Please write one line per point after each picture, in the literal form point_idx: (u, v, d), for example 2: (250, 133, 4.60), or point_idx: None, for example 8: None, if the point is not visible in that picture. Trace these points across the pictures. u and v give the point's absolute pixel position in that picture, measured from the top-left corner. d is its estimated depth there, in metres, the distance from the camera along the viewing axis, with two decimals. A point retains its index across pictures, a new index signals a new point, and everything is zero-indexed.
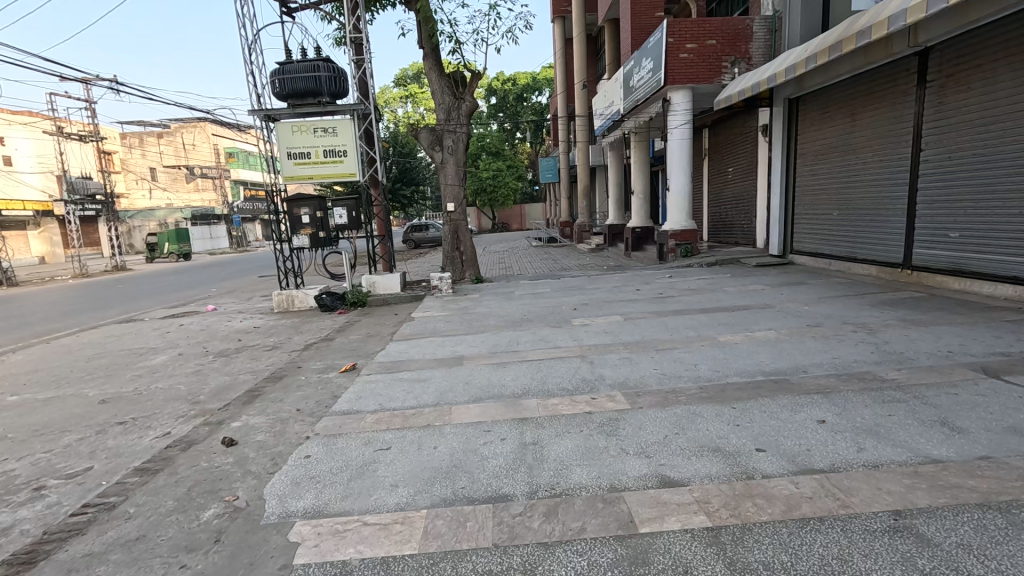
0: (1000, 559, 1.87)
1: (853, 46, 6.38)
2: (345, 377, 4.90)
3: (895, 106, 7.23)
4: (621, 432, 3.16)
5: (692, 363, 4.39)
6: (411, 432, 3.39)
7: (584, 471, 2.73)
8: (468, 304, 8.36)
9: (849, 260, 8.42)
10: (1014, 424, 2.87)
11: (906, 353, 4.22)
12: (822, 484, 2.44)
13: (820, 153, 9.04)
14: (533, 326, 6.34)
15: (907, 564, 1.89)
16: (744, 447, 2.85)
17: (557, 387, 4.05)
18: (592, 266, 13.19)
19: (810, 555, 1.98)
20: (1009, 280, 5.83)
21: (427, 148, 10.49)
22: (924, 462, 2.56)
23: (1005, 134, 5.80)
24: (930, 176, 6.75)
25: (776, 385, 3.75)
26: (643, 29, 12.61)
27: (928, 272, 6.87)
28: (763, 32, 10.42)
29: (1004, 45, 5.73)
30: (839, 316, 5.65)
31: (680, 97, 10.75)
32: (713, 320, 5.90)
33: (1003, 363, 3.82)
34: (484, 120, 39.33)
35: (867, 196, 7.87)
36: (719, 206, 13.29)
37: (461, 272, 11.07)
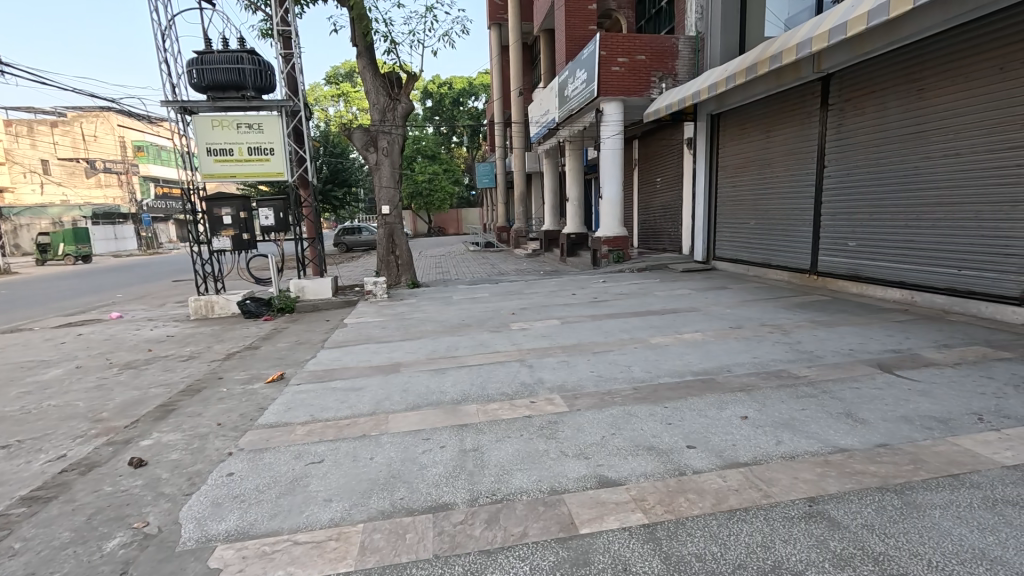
0: (898, 537, 2.07)
1: (766, 69, 6.90)
2: (273, 387, 4.63)
3: (803, 125, 7.94)
4: (561, 435, 3.21)
5: (626, 365, 4.54)
6: (346, 443, 3.25)
7: (525, 475, 2.74)
8: (404, 309, 8.17)
9: (764, 266, 9.10)
10: (906, 413, 3.21)
11: (816, 351, 4.61)
12: (746, 476, 2.60)
13: (738, 166, 9.72)
14: (471, 331, 6.31)
15: (822, 547, 2.04)
16: (675, 444, 2.99)
17: (496, 392, 4.05)
18: (528, 271, 13.44)
19: (737, 544, 2.09)
20: (896, 284, 6.53)
21: (360, 149, 10.20)
22: (833, 451, 2.79)
23: (892, 154, 6.49)
24: (832, 190, 7.45)
25: (703, 384, 3.96)
26: (577, 41, 12.99)
27: (831, 277, 7.56)
28: (687, 51, 11.06)
29: (893, 74, 6.42)
30: (757, 318, 6.09)
31: (612, 109, 11.18)
32: (645, 323, 6.16)
33: (895, 359, 4.27)
34: (420, 122, 38.83)
35: (779, 207, 8.56)
36: (648, 214, 13.92)
37: (397, 276, 10.78)
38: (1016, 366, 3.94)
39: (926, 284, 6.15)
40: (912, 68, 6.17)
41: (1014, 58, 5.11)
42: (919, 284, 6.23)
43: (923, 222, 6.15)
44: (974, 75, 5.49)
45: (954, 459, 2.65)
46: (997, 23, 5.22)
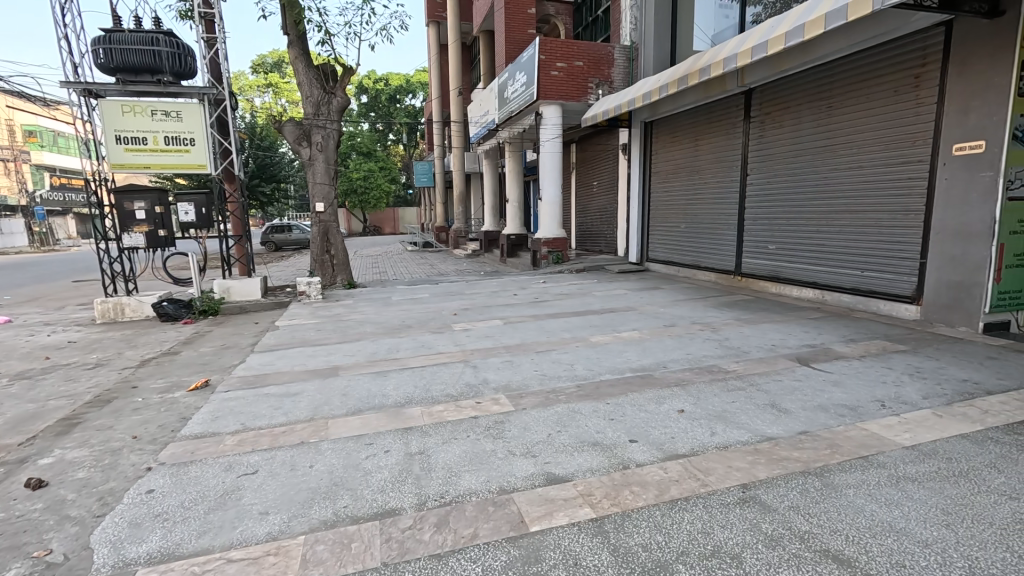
0: (820, 516, 2.25)
1: (696, 81, 7.27)
2: (197, 395, 4.29)
3: (729, 135, 8.46)
4: (508, 434, 3.21)
5: (569, 364, 4.63)
6: (282, 452, 3.07)
7: (474, 476, 2.71)
8: (341, 311, 7.88)
9: (694, 267, 9.60)
10: (822, 402, 3.50)
11: (742, 347, 4.94)
12: (686, 467, 2.72)
13: (669, 173, 10.20)
14: (412, 332, 6.17)
15: (755, 530, 2.18)
16: (619, 439, 3.07)
17: (441, 393, 3.99)
18: (470, 271, 13.44)
19: (680, 532, 2.18)
20: (810, 284, 7.12)
21: (292, 143, 9.74)
22: (761, 440, 2.99)
23: (807, 165, 7.04)
24: (755, 197, 7.98)
25: (643, 380, 4.11)
26: (516, 44, 13.12)
27: (753, 278, 8.12)
28: (622, 60, 11.50)
29: (807, 91, 6.98)
30: (689, 317, 6.42)
31: (551, 112, 11.38)
32: (585, 323, 6.32)
33: (810, 353, 4.66)
34: (354, 118, 37.75)
35: (707, 211, 9.08)
36: (585, 217, 14.29)
37: (332, 277, 10.31)
38: (910, 357, 4.42)
39: (835, 284, 6.75)
40: (823, 86, 6.75)
41: (906, 82, 5.72)
42: (829, 284, 6.83)
43: (832, 228, 6.74)
44: (873, 96, 6.09)
45: (863, 442, 2.92)
46: (892, 52, 5.83)
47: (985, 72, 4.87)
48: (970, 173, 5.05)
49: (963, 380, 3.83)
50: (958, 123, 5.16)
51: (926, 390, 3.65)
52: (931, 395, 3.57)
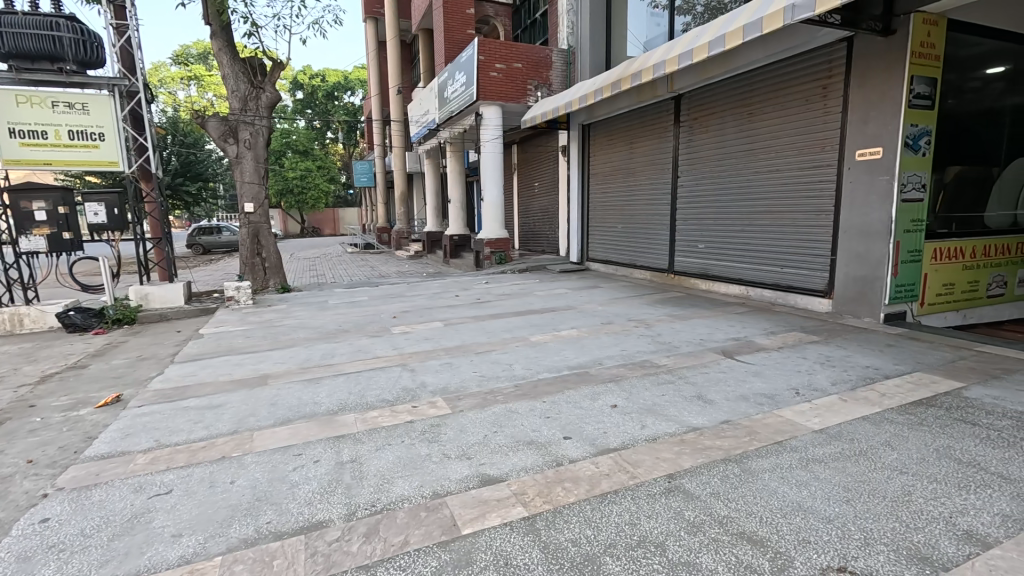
0: (737, 500, 2.38)
1: (628, 86, 7.51)
2: (106, 412, 3.95)
3: (661, 138, 8.81)
4: (443, 438, 3.18)
5: (508, 364, 4.65)
6: (201, 468, 2.89)
7: (407, 482, 2.66)
8: (273, 316, 7.53)
9: (631, 266, 9.92)
10: (744, 392, 3.71)
11: (673, 342, 5.15)
12: (616, 461, 2.80)
13: (607, 175, 10.48)
14: (349, 337, 5.99)
15: (679, 518, 2.27)
16: (554, 437, 3.12)
17: (377, 399, 3.89)
18: (412, 272, 13.24)
19: (609, 525, 2.24)
20: (736, 281, 7.54)
21: (217, 139, 9.21)
22: (687, 431, 3.13)
23: (732, 168, 7.44)
24: (685, 199, 8.35)
25: (579, 378, 4.20)
26: (456, 44, 13.04)
27: (685, 276, 8.50)
28: (560, 63, 11.72)
29: (729, 99, 7.39)
30: (626, 314, 6.63)
31: (491, 113, 11.40)
32: (526, 322, 6.37)
33: (735, 346, 4.92)
34: (290, 115, 36.28)
35: (643, 212, 9.41)
36: (528, 218, 14.44)
37: (263, 281, 9.77)
38: (822, 347, 4.77)
39: (758, 281, 7.18)
40: (744, 95, 7.16)
41: (815, 92, 6.17)
42: (753, 281, 7.26)
43: (754, 228, 7.17)
44: (787, 105, 6.53)
45: (778, 428, 3.12)
46: (803, 64, 6.27)
47: (882, 86, 5.34)
48: (870, 177, 5.52)
49: (866, 367, 4.18)
50: (859, 132, 5.62)
51: (835, 377, 3.95)
52: (839, 381, 3.87)
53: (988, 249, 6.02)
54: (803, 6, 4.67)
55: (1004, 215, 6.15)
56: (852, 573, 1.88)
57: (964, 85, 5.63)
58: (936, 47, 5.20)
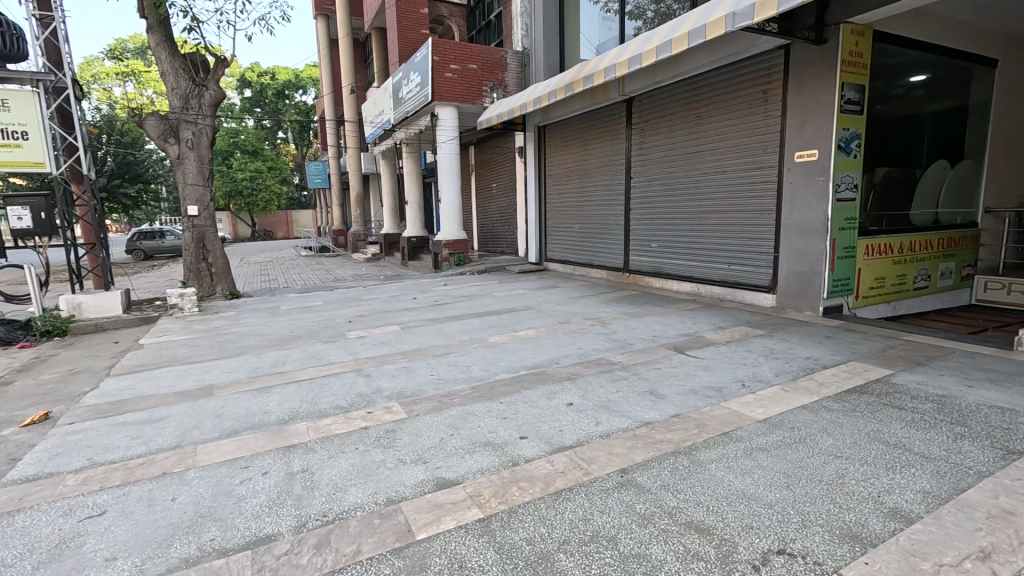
0: (685, 491, 2.47)
1: (581, 88, 7.63)
2: (30, 432, 3.66)
3: (614, 140, 9.00)
4: (398, 443, 3.13)
5: (466, 366, 4.63)
6: (139, 486, 2.74)
7: (361, 490, 2.61)
8: (221, 323, 7.21)
9: (588, 266, 10.09)
10: (694, 386, 3.84)
11: (628, 339, 5.28)
12: (571, 458, 2.84)
13: (562, 176, 10.61)
14: (301, 343, 5.81)
15: (630, 511, 2.33)
16: (510, 437, 3.14)
17: (330, 406, 3.79)
18: (369, 275, 12.98)
19: (563, 522, 2.27)
20: (687, 279, 7.78)
21: (157, 138, 8.74)
22: (640, 425, 3.21)
23: (681, 169, 7.67)
24: (638, 199, 8.57)
25: (536, 377, 4.23)
26: (410, 44, 12.89)
27: (639, 274, 8.73)
28: (515, 65, 11.79)
29: (678, 103, 7.62)
30: (583, 313, 6.73)
31: (447, 114, 11.33)
32: (485, 323, 6.37)
33: (685, 341, 5.09)
34: (237, 114, 34.90)
35: (598, 212, 9.59)
36: (486, 219, 14.44)
37: (209, 287, 9.32)
38: (766, 340, 4.99)
39: (707, 278, 7.45)
40: (691, 98, 7.40)
41: (757, 96, 6.44)
42: (703, 278, 7.51)
43: (703, 227, 7.43)
44: (731, 108, 6.79)
45: (725, 419, 3.25)
46: (745, 69, 6.54)
47: (817, 92, 5.64)
48: (808, 178, 5.82)
49: (806, 358, 4.41)
50: (798, 135, 5.91)
51: (778, 369, 4.15)
52: (781, 373, 4.07)
53: (914, 245, 6.47)
54: (743, 14, 4.86)
55: (928, 213, 6.60)
56: (790, 554, 1.98)
57: (890, 91, 6.03)
58: (863, 56, 5.55)
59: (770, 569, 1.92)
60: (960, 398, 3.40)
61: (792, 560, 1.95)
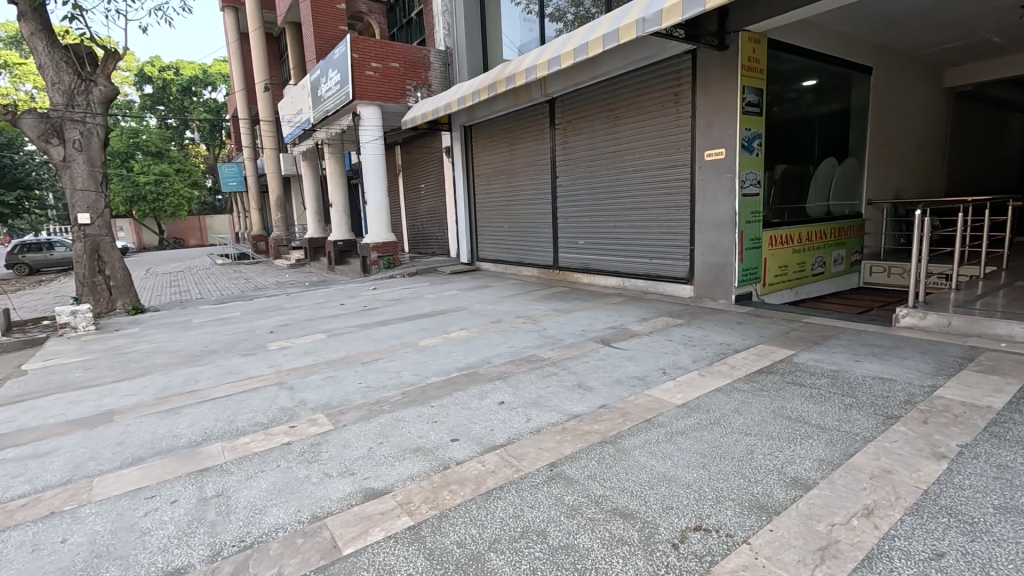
0: (611, 479, 2.55)
1: (504, 89, 7.69)
2: None
3: (539, 140, 9.16)
4: (323, 456, 3.01)
5: (395, 371, 4.53)
6: (20, 530, 2.44)
7: (282, 509, 2.48)
8: (122, 341, 6.58)
9: (519, 264, 10.20)
10: (620, 376, 4.00)
11: (557, 335, 5.40)
12: (502, 457, 2.86)
13: (490, 175, 10.65)
14: (217, 358, 5.43)
15: (560, 504, 2.37)
16: (441, 440, 3.11)
17: (249, 423, 3.58)
18: (292, 282, 12.36)
19: (494, 521, 2.28)
20: (613, 274, 8.07)
21: (36, 139, 7.82)
22: (568, 419, 3.29)
23: (603, 167, 7.93)
24: (565, 197, 8.76)
25: (467, 378, 4.22)
26: (327, 40, 12.40)
27: (569, 271, 8.94)
28: (438, 64, 11.68)
29: (597, 104, 7.87)
30: (514, 311, 6.80)
31: (369, 113, 11.02)
32: (416, 327, 6.27)
33: (612, 334, 5.28)
34: (137, 112, 32.06)
35: (527, 212, 9.72)
36: (416, 220, 14.20)
37: (108, 302, 8.48)
38: (685, 329, 5.29)
39: (631, 272, 7.76)
40: (609, 99, 7.67)
41: (668, 98, 6.80)
42: (627, 272, 7.82)
43: (625, 224, 7.72)
44: (646, 109, 7.12)
45: (647, 407, 3.40)
46: (657, 72, 6.88)
47: (722, 94, 6.04)
48: (717, 175, 6.22)
49: (721, 343, 4.72)
50: (706, 135, 6.31)
51: (695, 355, 4.41)
52: (698, 359, 4.32)
53: (811, 235, 7.10)
54: (652, 19, 5.08)
55: (821, 206, 7.27)
56: (706, 529, 2.11)
57: (785, 95, 6.57)
58: (760, 62, 6.01)
59: (688, 545, 2.03)
60: (850, 372, 3.78)
61: (708, 535, 2.08)
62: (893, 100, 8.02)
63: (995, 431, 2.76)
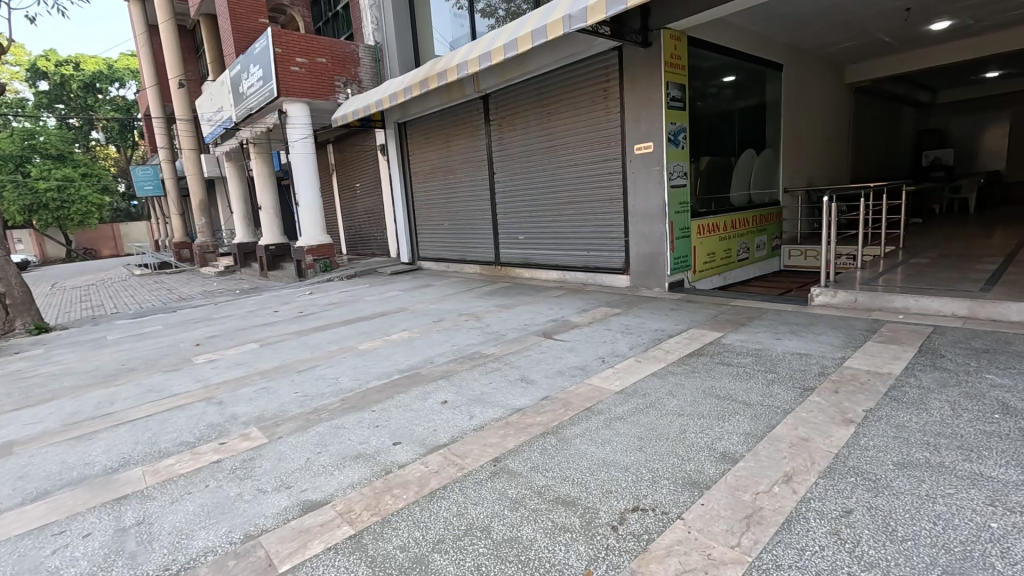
0: (553, 469, 2.59)
1: (436, 85, 7.60)
2: None
3: (475, 137, 9.11)
4: (257, 472, 2.86)
5: (334, 377, 4.39)
6: None
7: (212, 531, 2.34)
8: (23, 365, 5.95)
9: (461, 261, 10.14)
10: (561, 367, 4.08)
11: (500, 330, 5.42)
12: (445, 456, 2.84)
13: (427, 173, 10.49)
14: (136, 376, 5.04)
15: (504, 498, 2.39)
16: (383, 445, 3.04)
17: (175, 443, 3.35)
18: (221, 290, 11.65)
19: (438, 521, 2.26)
20: (553, 267, 8.19)
21: None
22: (512, 413, 3.31)
23: (539, 162, 8.01)
24: (503, 193, 8.79)
25: (409, 380, 4.15)
26: (247, 34, 11.75)
27: (510, 266, 8.99)
28: (367, 60, 11.37)
29: (529, 100, 7.94)
30: (457, 309, 6.76)
31: (297, 111, 10.55)
32: (355, 330, 6.10)
33: (553, 326, 5.36)
34: (30, 111, 29.03)
35: (466, 208, 9.67)
36: (353, 221, 13.78)
37: (6, 322, 7.64)
38: (622, 317, 5.46)
39: (570, 265, 7.91)
40: (541, 94, 7.75)
41: (598, 94, 6.97)
42: (567, 265, 7.96)
43: (562, 218, 7.85)
44: (577, 105, 7.26)
45: (588, 395, 3.49)
46: (586, 68, 7.03)
47: (648, 89, 6.26)
48: (647, 168, 6.44)
49: (656, 329, 4.92)
50: (635, 129, 6.52)
51: (632, 342, 4.57)
52: (635, 346, 4.48)
53: (735, 223, 7.52)
54: (577, 17, 5.17)
55: (743, 195, 7.71)
56: (643, 509, 2.20)
57: (706, 90, 6.90)
58: (682, 58, 6.28)
59: (627, 526, 2.10)
60: (772, 349, 4.05)
61: (645, 514, 2.16)
62: (802, 94, 8.61)
63: (894, 395, 3.05)
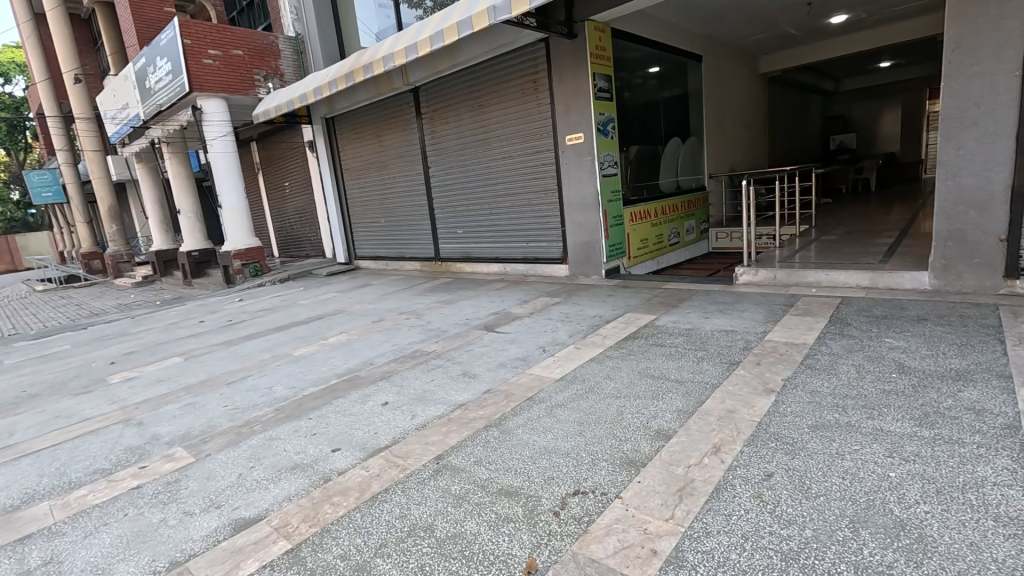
0: (496, 461, 2.60)
1: (362, 78, 7.35)
2: None
3: (407, 131, 8.90)
4: (183, 494, 2.68)
5: (268, 387, 4.18)
6: None
7: (133, 562, 2.18)
8: None
9: (400, 258, 9.94)
10: (503, 359, 4.10)
11: (442, 326, 5.37)
12: (386, 458, 2.78)
13: (360, 169, 10.17)
14: (41, 402, 4.57)
15: (447, 495, 2.37)
16: (321, 453, 2.94)
17: (88, 472, 3.07)
18: (139, 302, 10.79)
19: (380, 525, 2.21)
20: (494, 261, 8.19)
21: None
22: (454, 409, 3.29)
23: (473, 155, 7.94)
24: (439, 188, 8.67)
25: (348, 383, 4.03)
26: (151, 23, 10.86)
27: (450, 261, 8.91)
28: (289, 52, 10.84)
29: (460, 92, 7.85)
30: (397, 308, 6.63)
31: (213, 106, 9.89)
32: (290, 336, 5.84)
33: (495, 319, 5.38)
34: None
35: (402, 204, 9.46)
36: (284, 221, 13.16)
37: None
38: (562, 306, 5.56)
39: (510, 257, 7.94)
40: (472, 86, 7.68)
41: (528, 86, 6.99)
42: (507, 258, 7.98)
43: (499, 210, 7.84)
44: (509, 97, 7.25)
45: (529, 385, 3.53)
46: (516, 60, 7.03)
47: (576, 80, 6.36)
48: (579, 158, 6.55)
49: (594, 316, 5.04)
50: (565, 120, 6.60)
51: (571, 330, 4.65)
52: (574, 333, 4.57)
53: (665, 209, 7.82)
54: (502, 8, 5.17)
55: (671, 182, 8.02)
56: (583, 492, 2.25)
57: (632, 81, 7.10)
58: (606, 50, 6.43)
59: (568, 510, 2.15)
60: (701, 328, 4.26)
61: (585, 497, 2.21)
62: (721, 84, 9.05)
63: (809, 363, 3.29)
